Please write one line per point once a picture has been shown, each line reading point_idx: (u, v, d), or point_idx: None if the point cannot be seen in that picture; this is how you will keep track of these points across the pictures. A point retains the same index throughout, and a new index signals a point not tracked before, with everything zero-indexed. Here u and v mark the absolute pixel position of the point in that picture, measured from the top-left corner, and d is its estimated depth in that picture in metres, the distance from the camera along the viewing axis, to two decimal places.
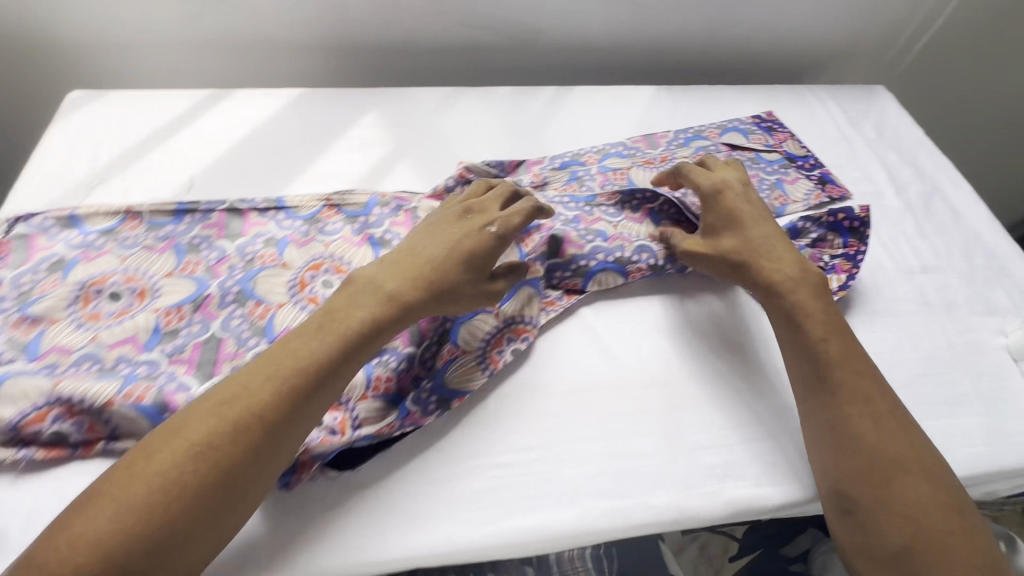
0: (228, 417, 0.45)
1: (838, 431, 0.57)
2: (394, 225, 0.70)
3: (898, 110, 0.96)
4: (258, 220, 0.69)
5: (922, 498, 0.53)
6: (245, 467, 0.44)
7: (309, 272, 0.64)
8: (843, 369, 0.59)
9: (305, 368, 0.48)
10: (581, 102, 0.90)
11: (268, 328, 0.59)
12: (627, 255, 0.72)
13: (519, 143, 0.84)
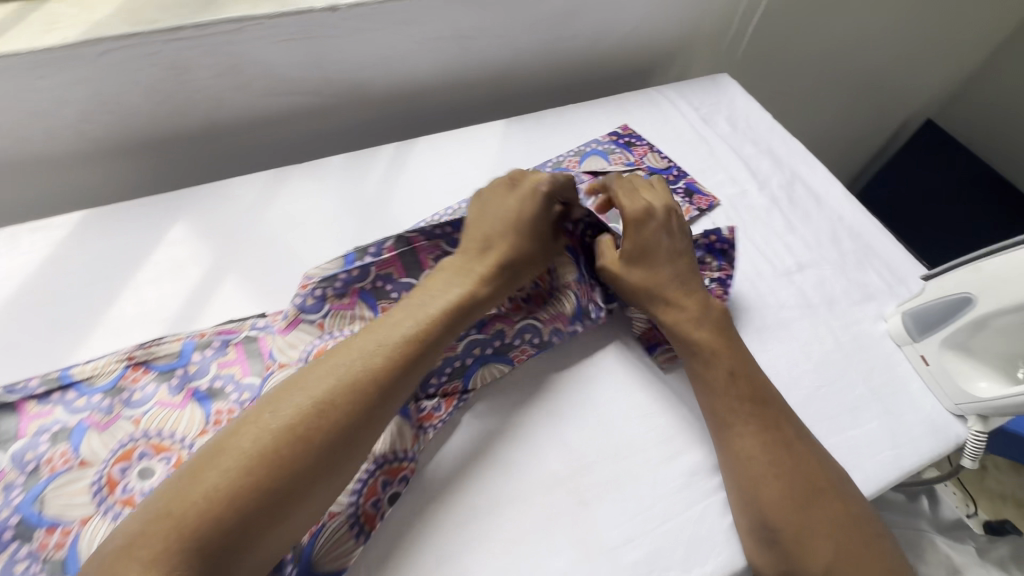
0: (235, 467, 0.41)
1: (741, 465, 0.52)
2: (222, 368, 0.55)
3: (748, 98, 0.93)
4: (39, 410, 0.51)
5: (836, 515, 0.50)
6: (320, 467, 0.43)
7: (117, 466, 0.49)
8: (739, 397, 0.55)
9: (342, 409, 0.45)
10: (425, 155, 0.79)
11: (70, 562, 0.45)
12: (509, 338, 0.59)
13: (363, 222, 0.71)
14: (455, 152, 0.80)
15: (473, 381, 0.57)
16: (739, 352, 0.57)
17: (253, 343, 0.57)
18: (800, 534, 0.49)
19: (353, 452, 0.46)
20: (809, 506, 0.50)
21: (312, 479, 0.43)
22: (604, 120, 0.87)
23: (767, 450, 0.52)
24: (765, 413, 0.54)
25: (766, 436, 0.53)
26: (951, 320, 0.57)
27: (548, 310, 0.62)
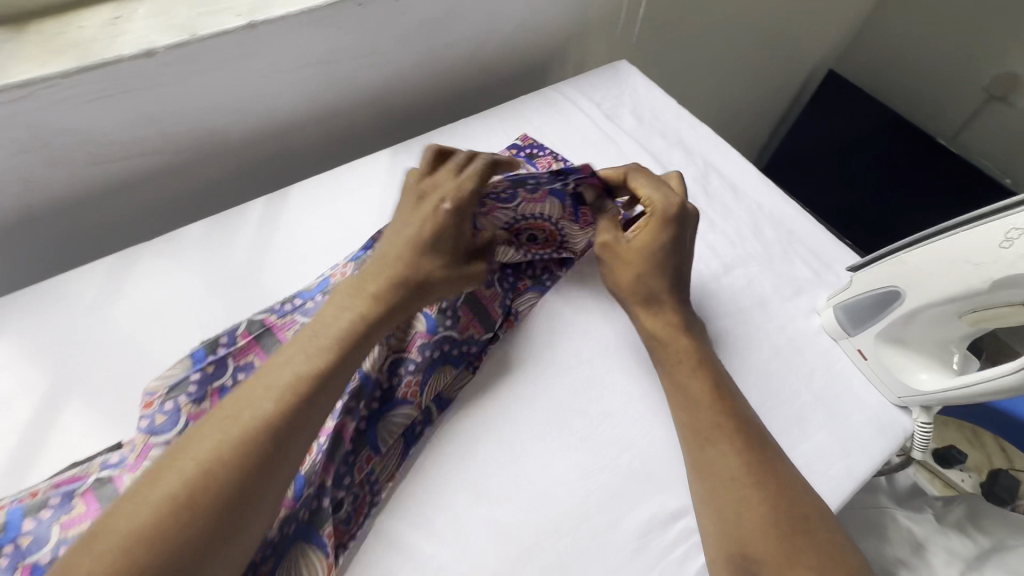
0: (138, 521, 0.35)
1: (724, 486, 0.48)
2: (66, 531, 0.42)
3: (650, 84, 0.87)
4: None
5: (811, 529, 0.46)
6: (258, 480, 0.39)
7: None
8: (714, 415, 0.52)
9: (263, 433, 0.41)
10: (300, 204, 0.69)
11: None
12: (389, 386, 0.53)
13: (234, 301, 0.61)
14: (335, 197, 0.70)
15: (382, 441, 0.52)
16: (713, 377, 0.54)
17: (108, 484, 0.45)
18: (790, 560, 0.44)
19: (281, 476, 0.41)
20: (796, 528, 0.45)
21: (237, 515, 0.38)
22: (500, 133, 0.79)
23: (746, 468, 0.48)
24: (745, 434, 0.51)
25: (746, 454, 0.49)
26: (885, 313, 0.53)
27: (421, 334, 0.55)
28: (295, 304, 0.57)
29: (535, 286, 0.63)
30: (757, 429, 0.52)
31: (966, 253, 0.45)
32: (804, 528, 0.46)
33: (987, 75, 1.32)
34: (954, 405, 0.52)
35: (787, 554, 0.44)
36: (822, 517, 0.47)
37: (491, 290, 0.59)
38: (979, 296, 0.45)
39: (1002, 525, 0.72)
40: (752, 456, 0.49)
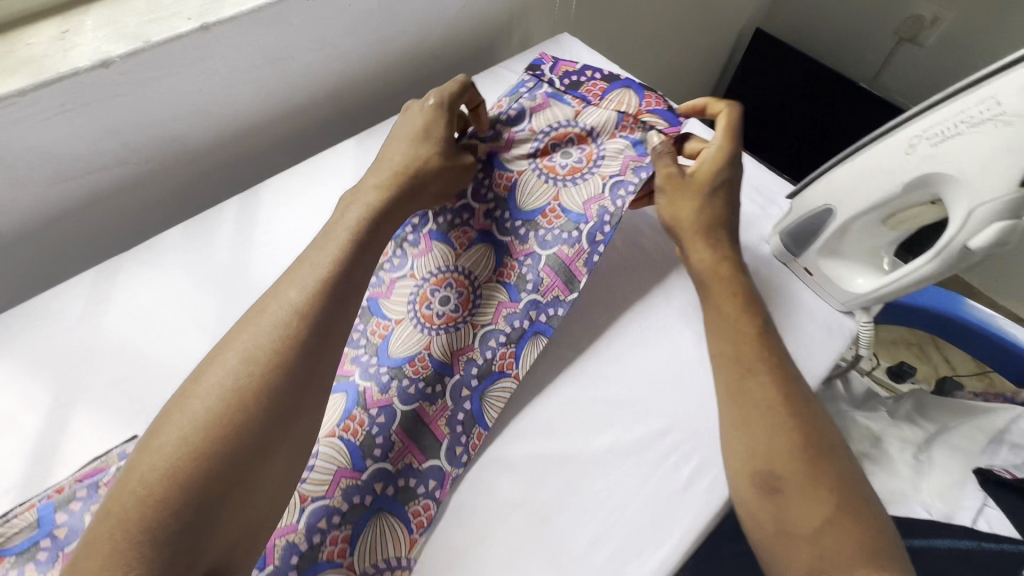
0: (197, 417, 0.41)
1: (755, 413, 0.51)
2: None
3: (593, 54, 0.92)
4: None
5: (829, 453, 0.50)
6: (277, 398, 0.43)
7: None
8: (752, 347, 0.55)
9: (270, 375, 0.44)
10: (274, 200, 0.71)
11: None
12: (484, 359, 0.59)
13: (222, 297, 0.62)
14: (307, 190, 0.72)
15: (487, 417, 0.56)
16: (755, 316, 0.57)
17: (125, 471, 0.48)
18: (813, 477, 0.48)
19: (289, 415, 0.44)
20: (819, 455, 0.49)
21: (258, 449, 0.42)
22: None
23: (781, 398, 0.52)
24: (778, 359, 0.55)
25: (778, 387, 0.53)
26: (822, 233, 0.60)
27: (506, 303, 0.61)
28: None
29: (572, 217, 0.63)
30: (786, 366, 0.55)
31: (880, 164, 0.52)
32: (823, 453, 0.50)
33: (895, 19, 1.42)
34: (887, 301, 0.59)
35: (808, 471, 0.48)
36: (833, 446, 0.51)
37: (574, 249, 0.62)
38: (895, 199, 0.52)
39: (943, 410, 0.81)
40: (782, 387, 0.53)
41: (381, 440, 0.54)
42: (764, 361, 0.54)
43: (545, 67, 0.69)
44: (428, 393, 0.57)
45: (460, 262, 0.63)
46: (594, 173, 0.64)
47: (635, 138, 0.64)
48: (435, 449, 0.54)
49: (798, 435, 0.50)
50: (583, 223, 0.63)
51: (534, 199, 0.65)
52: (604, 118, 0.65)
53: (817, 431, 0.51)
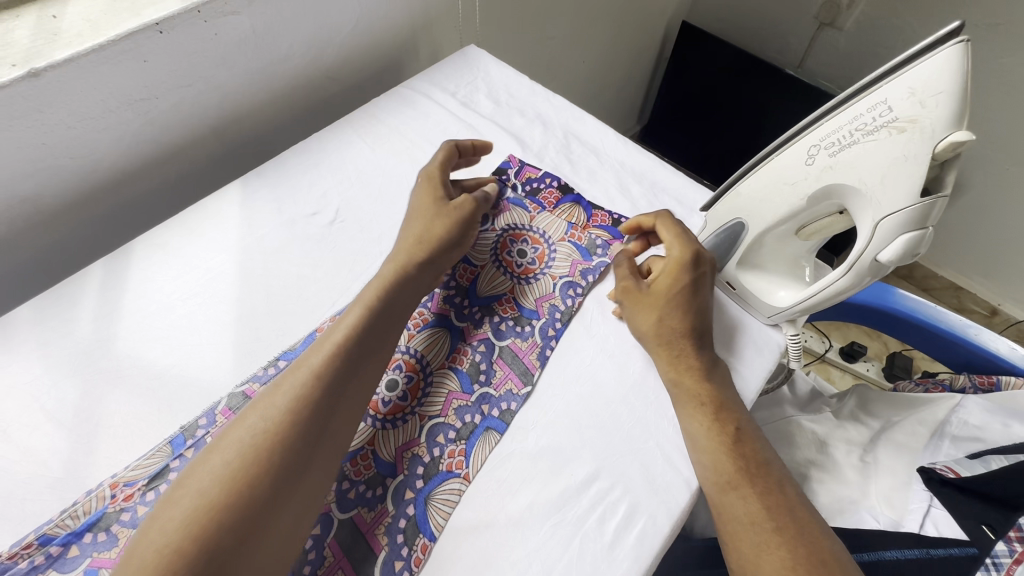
0: (225, 468, 0.41)
1: (741, 529, 0.46)
2: None
3: (501, 64, 0.87)
4: None
5: (813, 546, 0.44)
6: (300, 451, 0.44)
7: None
8: (733, 457, 0.49)
9: (294, 425, 0.44)
10: (148, 258, 0.63)
11: None
12: (431, 457, 0.51)
13: (85, 378, 0.54)
14: (185, 242, 0.64)
15: (433, 524, 0.48)
16: (734, 417, 0.52)
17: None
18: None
19: (314, 466, 0.44)
20: (816, 567, 0.43)
21: (275, 501, 0.41)
22: (357, 142, 0.75)
23: (765, 513, 0.46)
24: (769, 466, 0.49)
25: (765, 497, 0.47)
26: (737, 247, 0.57)
27: (456, 394, 0.55)
28: (278, 367, 0.55)
29: (524, 310, 0.61)
30: (775, 472, 0.49)
31: (782, 176, 0.50)
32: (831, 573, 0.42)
33: (813, 5, 1.41)
34: (813, 313, 0.56)
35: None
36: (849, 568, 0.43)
37: (528, 343, 0.59)
38: (802, 212, 0.50)
39: (885, 403, 0.80)
40: (773, 499, 0.47)
41: (313, 555, 0.46)
42: (747, 469, 0.49)
43: (511, 171, 0.72)
44: (367, 496, 0.49)
45: (412, 342, 0.58)
46: (545, 275, 0.64)
47: (583, 245, 0.66)
48: (370, 564, 0.46)
49: (793, 551, 0.44)
50: (535, 319, 0.60)
51: (491, 286, 0.62)
52: (554, 225, 0.68)
53: (819, 545, 0.44)
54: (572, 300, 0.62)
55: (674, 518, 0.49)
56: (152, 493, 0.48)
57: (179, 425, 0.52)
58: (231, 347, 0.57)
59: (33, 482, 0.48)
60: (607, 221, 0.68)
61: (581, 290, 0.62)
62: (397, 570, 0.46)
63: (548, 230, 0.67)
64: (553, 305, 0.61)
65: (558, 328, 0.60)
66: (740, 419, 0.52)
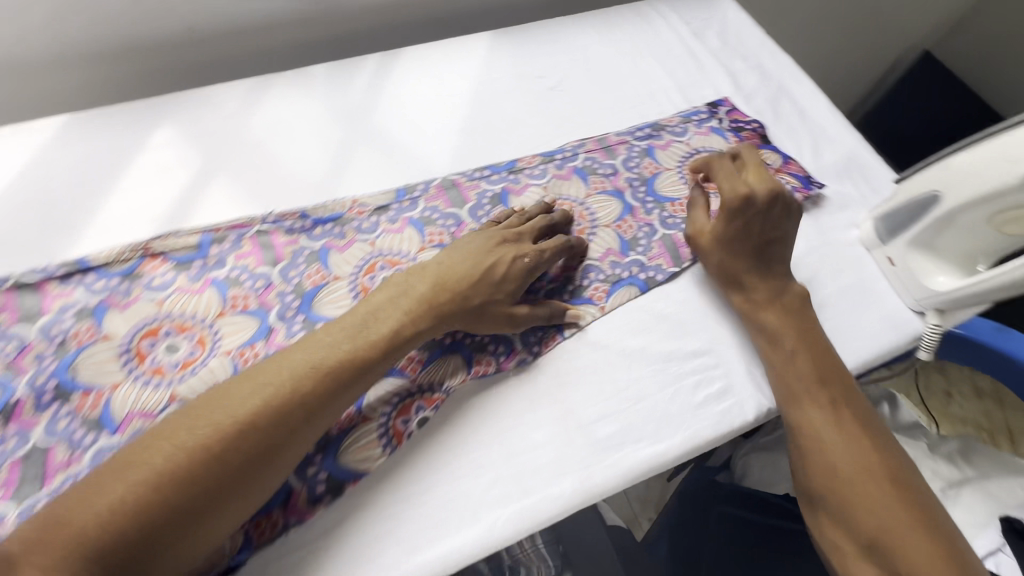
0: (173, 456, 0.39)
1: (798, 412, 0.54)
2: (240, 260, 0.59)
3: (741, 11, 0.90)
4: (60, 291, 0.54)
5: (865, 428, 0.52)
6: (248, 463, 0.41)
7: (145, 340, 0.53)
8: (802, 355, 0.56)
9: (269, 423, 0.42)
10: (410, 65, 0.77)
11: (106, 418, 0.49)
12: (581, 284, 0.62)
13: (348, 129, 0.71)
14: (438, 64, 0.78)
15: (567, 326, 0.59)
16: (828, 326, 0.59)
17: (266, 235, 0.61)
18: (857, 470, 0.50)
19: (287, 463, 0.43)
20: (863, 443, 0.51)
21: (211, 504, 0.40)
22: (595, 35, 0.84)
23: (826, 399, 0.53)
24: (841, 390, 0.54)
25: (823, 390, 0.54)
26: (920, 219, 0.60)
27: (614, 250, 0.64)
28: (483, 175, 0.68)
29: None
30: (845, 394, 0.54)
31: (1004, 153, 0.54)
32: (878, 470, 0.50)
33: None
34: (967, 304, 0.59)
35: (857, 487, 0.49)
36: (897, 467, 0.51)
37: None
38: (1008, 193, 0.53)
39: (990, 459, 0.78)
40: (830, 391, 0.54)
41: None
42: (814, 392, 0.54)
43: (722, 108, 0.77)
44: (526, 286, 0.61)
45: (590, 199, 0.68)
46: None
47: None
48: (514, 328, 0.58)
49: (840, 433, 0.52)
50: None
51: (671, 189, 0.70)
52: None
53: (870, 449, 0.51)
54: None
55: (761, 410, 0.56)
56: (376, 218, 0.63)
57: (403, 183, 0.67)
58: (451, 149, 0.70)
59: (301, 180, 0.66)
60: (802, 172, 0.72)
61: None
62: (529, 339, 0.57)
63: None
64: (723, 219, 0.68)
65: None
66: (814, 344, 0.56)
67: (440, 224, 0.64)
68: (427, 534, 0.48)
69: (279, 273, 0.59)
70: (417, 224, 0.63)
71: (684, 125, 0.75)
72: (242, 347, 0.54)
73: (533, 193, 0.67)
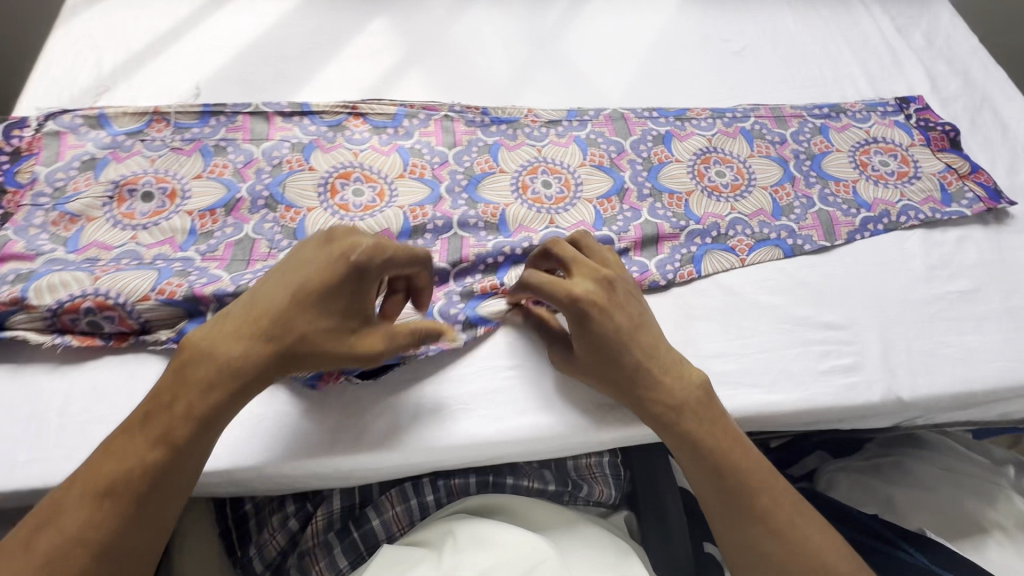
0: (117, 474, 0.40)
1: (692, 427, 0.49)
2: (425, 136, 0.66)
3: (956, 17, 0.85)
4: (283, 125, 0.64)
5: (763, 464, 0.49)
6: (176, 463, 0.42)
7: (339, 179, 0.62)
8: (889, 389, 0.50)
9: (190, 423, 0.42)
10: (602, 6, 0.81)
11: (300, 231, 0.58)
12: (726, 232, 0.63)
13: (535, 50, 0.76)
14: (629, 9, 0.81)
15: (704, 266, 0.60)
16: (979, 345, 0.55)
17: (449, 121, 0.67)
18: (780, 498, 0.48)
19: (176, 493, 0.42)
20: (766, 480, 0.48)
21: (148, 509, 0.41)
22: (791, 12, 0.83)
23: (698, 408, 0.50)
24: (696, 413, 0.49)
25: (701, 401, 0.50)
26: None
27: (765, 212, 0.64)
28: (652, 115, 0.70)
29: (858, 198, 0.66)
30: (687, 413, 0.49)
31: None
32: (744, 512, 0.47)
33: None
34: None
35: (780, 528, 0.47)
36: (782, 508, 0.47)
37: (847, 218, 0.64)
38: None
39: None
40: (705, 402, 0.50)
41: (621, 223, 0.62)
42: (676, 412, 0.49)
43: (913, 104, 0.74)
44: (672, 221, 0.63)
45: (751, 159, 0.68)
46: (896, 188, 0.67)
47: (949, 190, 0.66)
48: (652, 254, 0.60)
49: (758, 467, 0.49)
50: (866, 209, 0.65)
51: (839, 168, 0.68)
52: (932, 162, 0.68)
53: (735, 478, 0.48)
54: (910, 217, 0.64)
55: (888, 395, 0.54)
56: (545, 129, 0.68)
57: (575, 106, 0.71)
58: (625, 87, 0.73)
59: (487, 85, 0.72)
60: (992, 183, 0.67)
61: (923, 216, 0.64)
62: (666, 270, 0.59)
63: (923, 161, 0.69)
64: (889, 209, 0.65)
65: (878, 228, 0.64)
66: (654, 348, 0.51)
67: (603, 148, 0.67)
68: (511, 408, 0.53)
69: (454, 155, 0.65)
70: (582, 143, 0.67)
71: (867, 113, 0.73)
72: (414, 206, 0.61)
73: (696, 142, 0.69)
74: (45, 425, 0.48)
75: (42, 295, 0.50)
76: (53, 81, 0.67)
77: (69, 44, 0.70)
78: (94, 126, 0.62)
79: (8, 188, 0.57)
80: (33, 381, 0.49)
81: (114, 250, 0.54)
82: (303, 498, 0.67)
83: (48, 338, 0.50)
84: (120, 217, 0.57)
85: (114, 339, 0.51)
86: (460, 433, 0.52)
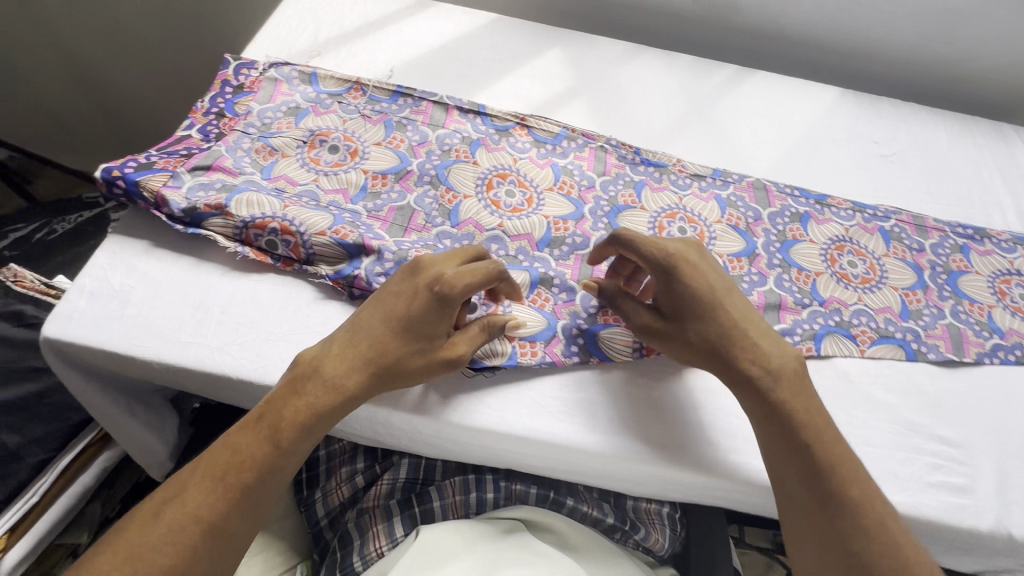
0: (233, 471, 0.45)
1: (826, 448, 0.48)
2: (578, 159, 0.71)
3: None
4: (459, 119, 0.71)
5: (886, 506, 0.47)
6: (277, 464, 0.46)
7: (496, 177, 0.67)
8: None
9: (297, 430, 0.47)
10: (761, 84, 0.85)
11: (454, 213, 0.63)
12: (848, 320, 0.63)
13: (691, 109, 0.80)
14: (787, 94, 0.84)
15: (823, 347, 0.60)
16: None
17: (603, 152, 0.72)
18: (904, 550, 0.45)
19: (273, 489, 0.46)
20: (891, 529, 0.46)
21: (250, 499, 0.45)
22: (946, 131, 0.84)
23: (829, 436, 0.49)
24: (826, 424, 0.50)
25: (832, 430, 0.50)
26: None
27: (892, 311, 0.64)
28: (792, 193, 0.73)
29: (992, 324, 0.64)
30: (815, 418, 0.50)
31: None
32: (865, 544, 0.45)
33: None
34: None
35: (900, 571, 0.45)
36: (905, 551, 0.45)
37: (977, 339, 0.63)
38: None
39: None
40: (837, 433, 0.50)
41: (747, 284, 0.64)
42: (805, 412, 0.50)
43: None
44: (798, 297, 0.63)
45: (886, 258, 0.68)
46: None
47: None
48: (773, 320, 0.61)
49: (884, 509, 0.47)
50: (999, 336, 0.63)
51: (975, 290, 0.67)
52: None
53: (858, 502, 0.47)
54: None
55: (996, 527, 0.52)
56: (690, 181, 0.71)
57: (720, 167, 0.74)
58: (769, 162, 0.76)
59: (641, 129, 0.77)
60: None
61: None
62: (787, 339, 0.60)
63: None
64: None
65: (1009, 358, 0.62)
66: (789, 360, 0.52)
67: (741, 211, 0.70)
68: (607, 421, 0.55)
69: (601, 183, 0.69)
70: (721, 202, 0.70)
71: (1013, 245, 0.72)
72: (558, 218, 0.65)
73: (833, 228, 0.70)
74: (208, 317, 0.54)
75: (239, 208, 0.57)
76: (278, 39, 0.78)
77: (297, 12, 0.81)
78: (305, 81, 0.71)
79: (226, 114, 0.66)
80: (208, 278, 0.56)
81: (299, 187, 0.61)
82: (372, 458, 0.65)
83: (231, 246, 0.57)
84: (308, 160, 0.64)
85: (282, 262, 0.57)
86: (553, 432, 0.54)
